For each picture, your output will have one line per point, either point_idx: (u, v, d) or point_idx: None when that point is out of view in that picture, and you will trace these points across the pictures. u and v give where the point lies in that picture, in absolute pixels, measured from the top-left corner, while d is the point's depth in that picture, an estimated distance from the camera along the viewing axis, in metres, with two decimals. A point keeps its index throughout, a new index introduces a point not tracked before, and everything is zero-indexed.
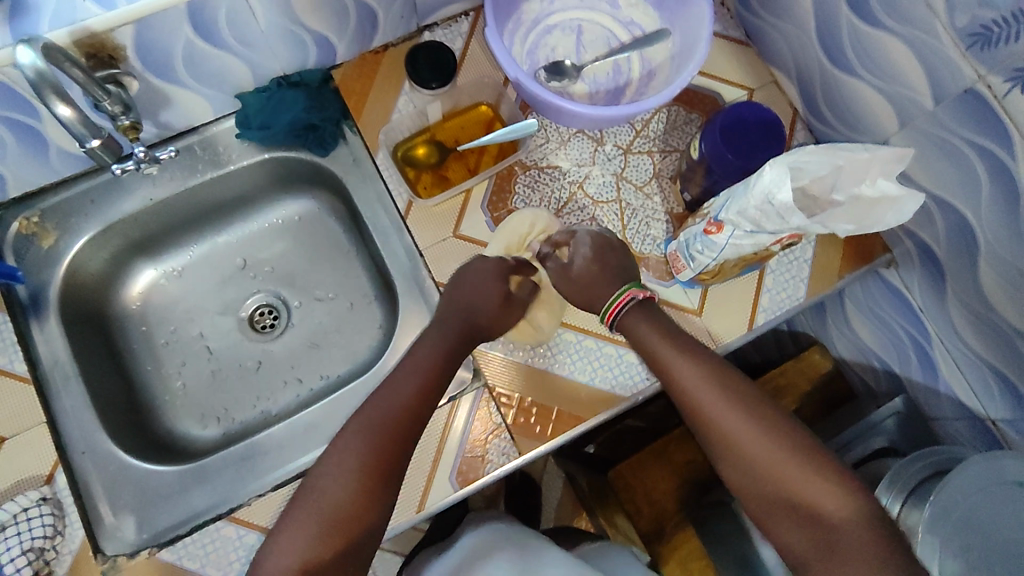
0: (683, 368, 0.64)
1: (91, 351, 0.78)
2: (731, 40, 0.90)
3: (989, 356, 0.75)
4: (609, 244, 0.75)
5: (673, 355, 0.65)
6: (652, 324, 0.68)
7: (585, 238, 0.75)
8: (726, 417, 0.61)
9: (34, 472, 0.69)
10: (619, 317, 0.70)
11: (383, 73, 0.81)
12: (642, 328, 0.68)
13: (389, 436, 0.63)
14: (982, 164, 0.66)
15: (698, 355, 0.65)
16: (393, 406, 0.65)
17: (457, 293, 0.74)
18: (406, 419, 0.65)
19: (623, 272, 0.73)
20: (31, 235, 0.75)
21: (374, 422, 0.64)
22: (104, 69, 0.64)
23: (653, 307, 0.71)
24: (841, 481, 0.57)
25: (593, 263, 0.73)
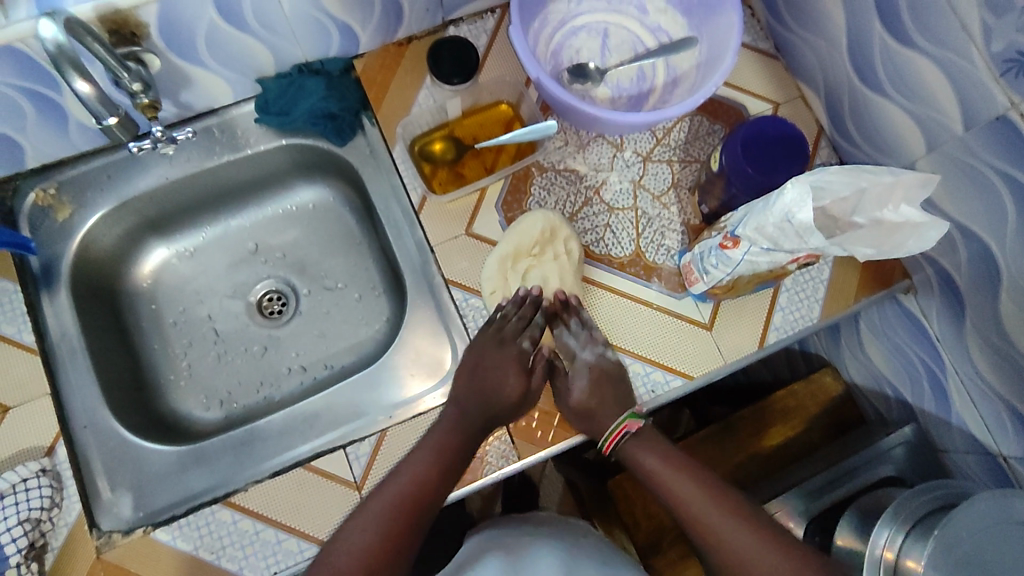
0: (678, 484, 0.67)
1: (99, 326, 0.78)
2: (759, 51, 0.89)
3: (1004, 390, 0.73)
4: (613, 373, 0.73)
5: (663, 471, 0.68)
6: (650, 447, 0.71)
7: (583, 367, 0.73)
8: (723, 530, 0.63)
9: (35, 443, 0.69)
10: (618, 447, 0.71)
11: (405, 65, 0.80)
12: (645, 453, 0.70)
13: (408, 509, 0.65)
14: (1009, 195, 0.64)
15: (691, 471, 0.69)
16: (414, 474, 0.67)
17: (477, 374, 0.72)
18: (425, 489, 0.66)
19: (625, 400, 0.72)
20: (47, 208, 0.76)
21: (393, 494, 0.65)
22: (125, 46, 0.64)
23: (650, 434, 0.72)
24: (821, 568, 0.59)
25: (593, 397, 0.71)
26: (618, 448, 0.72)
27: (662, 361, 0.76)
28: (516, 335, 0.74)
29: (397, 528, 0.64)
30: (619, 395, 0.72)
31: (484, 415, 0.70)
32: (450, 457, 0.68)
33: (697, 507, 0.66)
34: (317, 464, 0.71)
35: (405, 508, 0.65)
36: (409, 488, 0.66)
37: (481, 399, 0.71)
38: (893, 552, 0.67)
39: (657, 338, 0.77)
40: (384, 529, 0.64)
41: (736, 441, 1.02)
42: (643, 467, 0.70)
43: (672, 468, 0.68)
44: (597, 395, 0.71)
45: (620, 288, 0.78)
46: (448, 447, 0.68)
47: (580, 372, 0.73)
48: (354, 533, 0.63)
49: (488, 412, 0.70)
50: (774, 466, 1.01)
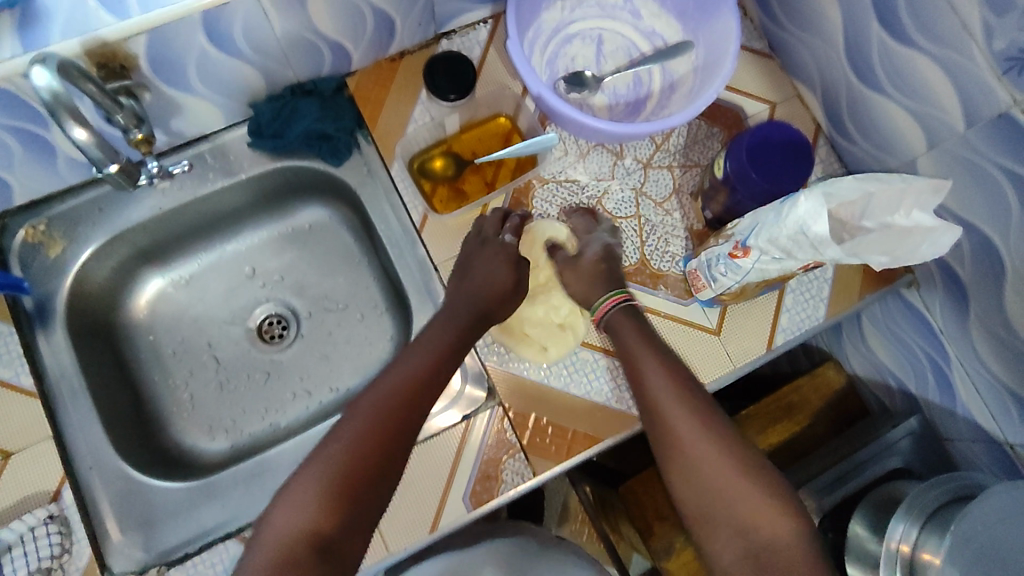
0: (656, 375, 0.65)
1: (98, 362, 0.76)
2: (755, 52, 0.88)
3: (1009, 380, 0.74)
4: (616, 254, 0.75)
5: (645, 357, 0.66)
6: (637, 324, 0.70)
7: (598, 240, 0.76)
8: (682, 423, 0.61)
9: (40, 489, 0.67)
10: (609, 315, 0.71)
11: (399, 82, 0.79)
12: (625, 326, 0.70)
13: (398, 406, 0.61)
14: (1011, 189, 0.65)
15: (671, 364, 0.66)
16: (403, 376, 0.63)
17: (463, 283, 0.72)
18: (419, 390, 0.63)
19: (617, 276, 0.74)
20: (37, 244, 0.74)
21: (383, 391, 0.62)
22: (116, 80, 0.62)
23: (641, 316, 0.72)
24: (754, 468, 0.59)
25: (603, 261, 0.74)
26: (606, 317, 0.71)
27: None
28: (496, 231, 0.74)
29: (389, 430, 0.60)
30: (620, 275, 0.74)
31: (473, 308, 0.69)
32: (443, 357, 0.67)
33: (664, 405, 0.63)
34: None
35: (389, 419, 0.60)
36: (400, 383, 0.63)
37: (468, 296, 0.70)
38: (910, 546, 0.69)
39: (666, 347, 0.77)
40: (373, 433, 0.59)
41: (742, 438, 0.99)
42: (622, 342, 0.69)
43: (652, 354, 0.66)
44: (606, 265, 0.74)
45: None
46: (441, 345, 0.67)
47: (594, 242, 0.76)
48: (347, 425, 0.59)
49: (479, 307, 0.70)
50: (782, 465, 0.99)
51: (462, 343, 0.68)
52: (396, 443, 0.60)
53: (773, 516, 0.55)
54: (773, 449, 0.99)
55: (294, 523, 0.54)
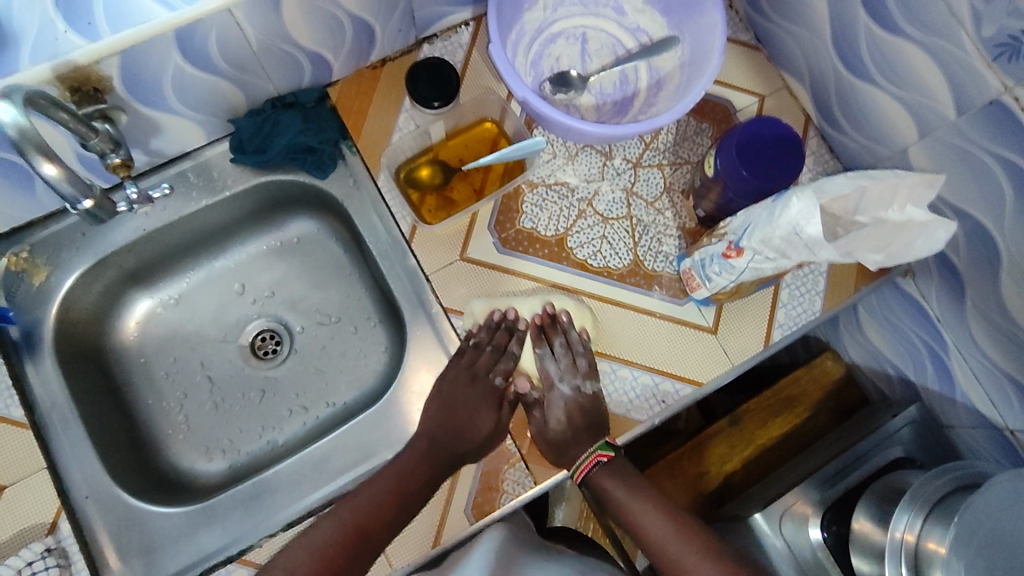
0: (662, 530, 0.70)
1: (89, 388, 0.75)
2: (741, 43, 0.87)
3: (1007, 366, 0.74)
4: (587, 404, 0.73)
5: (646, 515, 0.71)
6: (623, 477, 0.73)
7: (559, 399, 0.74)
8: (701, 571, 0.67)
9: (36, 520, 0.66)
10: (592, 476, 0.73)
11: (382, 90, 0.78)
12: (614, 484, 0.73)
13: (351, 536, 0.67)
14: (1005, 176, 0.64)
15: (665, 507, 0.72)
16: (361, 504, 0.68)
17: (445, 412, 0.73)
18: (380, 511, 0.68)
19: (597, 426, 0.73)
20: (21, 272, 0.72)
21: (348, 513, 0.67)
22: (91, 104, 0.60)
23: (622, 465, 0.74)
24: None
25: (568, 429, 0.72)
26: (587, 478, 0.73)
27: (672, 370, 0.75)
28: (489, 368, 0.76)
29: (340, 553, 0.66)
30: (595, 425, 0.73)
31: (451, 452, 0.71)
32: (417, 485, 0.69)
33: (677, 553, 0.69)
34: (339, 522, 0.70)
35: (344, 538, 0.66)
36: (376, 495, 0.68)
37: (450, 431, 0.72)
38: (915, 535, 0.69)
39: (664, 347, 0.76)
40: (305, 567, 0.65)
41: (744, 434, 0.98)
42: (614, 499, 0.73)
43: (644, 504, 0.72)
44: (572, 427, 0.73)
45: (621, 299, 0.77)
46: (408, 475, 0.70)
47: (556, 401, 0.74)
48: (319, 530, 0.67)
49: (453, 450, 0.71)
50: (782, 459, 0.97)
51: (437, 475, 0.71)
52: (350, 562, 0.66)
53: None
54: (773, 443, 0.98)
55: None
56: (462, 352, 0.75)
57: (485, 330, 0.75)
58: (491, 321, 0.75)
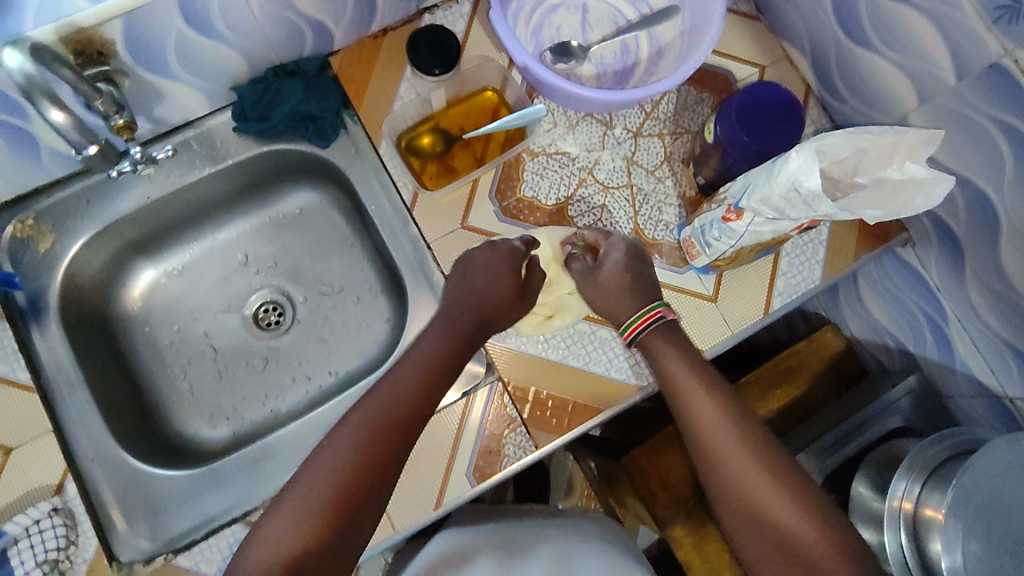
0: (701, 403, 0.64)
1: (94, 356, 0.76)
2: (742, 14, 0.87)
3: (1006, 333, 0.74)
4: (639, 257, 0.73)
5: (689, 387, 0.65)
6: (677, 350, 0.68)
7: (618, 245, 0.73)
8: (732, 453, 0.61)
9: (43, 482, 0.67)
10: (643, 339, 0.69)
11: (383, 59, 0.78)
12: (666, 354, 0.68)
13: (387, 429, 0.60)
14: (1004, 141, 0.64)
15: (724, 399, 0.65)
16: (390, 397, 0.62)
17: (465, 282, 0.71)
18: (412, 407, 0.62)
19: (652, 289, 0.72)
20: (27, 239, 0.73)
21: (373, 410, 0.61)
22: (93, 66, 0.61)
23: (676, 334, 0.70)
24: (805, 500, 0.58)
25: (625, 274, 0.71)
26: (641, 342, 0.69)
27: None
28: (522, 258, 0.75)
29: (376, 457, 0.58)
30: (643, 283, 0.72)
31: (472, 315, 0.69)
32: (437, 374, 0.65)
33: (712, 434, 0.63)
34: None
35: (380, 433, 0.60)
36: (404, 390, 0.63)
37: (469, 303, 0.69)
38: (913, 503, 0.70)
39: None
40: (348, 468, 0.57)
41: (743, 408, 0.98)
42: (666, 373, 0.67)
43: (695, 380, 0.66)
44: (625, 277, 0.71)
45: None
46: (433, 370, 0.65)
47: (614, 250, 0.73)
48: (340, 445, 0.58)
49: (478, 318, 0.69)
50: (783, 429, 0.99)
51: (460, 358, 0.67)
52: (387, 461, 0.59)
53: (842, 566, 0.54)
54: (774, 415, 0.99)
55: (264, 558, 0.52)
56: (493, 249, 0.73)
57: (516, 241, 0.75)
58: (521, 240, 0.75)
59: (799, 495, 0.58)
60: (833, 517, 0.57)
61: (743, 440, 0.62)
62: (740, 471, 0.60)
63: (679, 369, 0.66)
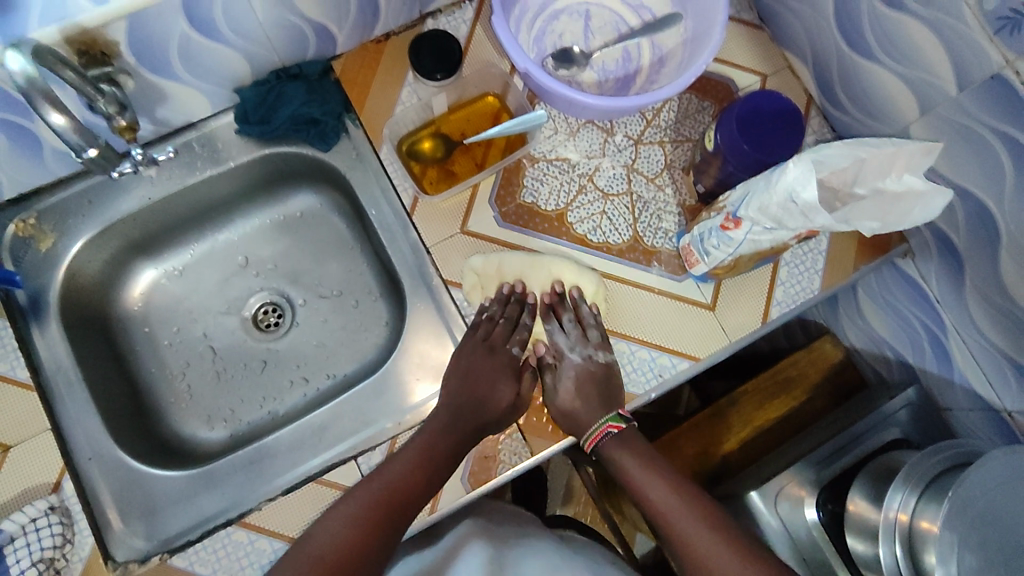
0: (658, 488, 0.69)
1: (93, 354, 0.76)
2: (744, 23, 0.87)
3: (1006, 346, 0.74)
4: (597, 372, 0.73)
5: (643, 476, 0.70)
6: (631, 447, 0.72)
7: (569, 368, 0.74)
8: (696, 538, 0.64)
9: (41, 480, 0.67)
10: (597, 446, 0.73)
11: (385, 63, 0.78)
12: (620, 455, 0.72)
13: (384, 505, 0.64)
14: (1006, 152, 0.64)
15: (673, 478, 0.70)
16: (391, 479, 0.66)
17: (467, 383, 0.73)
18: (408, 484, 0.66)
19: (608, 401, 0.72)
20: (28, 238, 0.73)
21: (375, 489, 0.65)
22: (97, 67, 0.62)
23: (630, 434, 0.74)
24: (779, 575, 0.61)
25: (578, 397, 0.72)
26: (598, 448, 0.73)
27: (668, 346, 0.76)
28: (505, 340, 0.76)
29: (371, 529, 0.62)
30: (605, 394, 0.73)
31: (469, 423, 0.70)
32: (439, 458, 0.68)
33: (675, 521, 0.66)
34: (330, 477, 0.70)
35: (374, 509, 0.63)
36: (405, 469, 0.67)
37: (472, 409, 0.71)
38: (908, 514, 0.69)
39: (662, 323, 0.77)
40: (345, 538, 0.61)
41: (741, 416, 0.99)
42: (623, 470, 0.72)
43: (650, 474, 0.70)
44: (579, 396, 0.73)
45: (621, 274, 0.78)
46: (431, 455, 0.68)
47: (567, 372, 0.74)
48: (338, 518, 0.62)
49: (479, 421, 0.70)
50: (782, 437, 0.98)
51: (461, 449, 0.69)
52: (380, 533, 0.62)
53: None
54: (772, 424, 0.99)
55: None
56: (476, 326, 0.75)
57: (497, 304, 0.75)
58: (501, 296, 0.75)
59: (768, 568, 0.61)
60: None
61: (701, 519, 0.65)
62: (707, 555, 0.63)
63: (637, 466, 0.71)
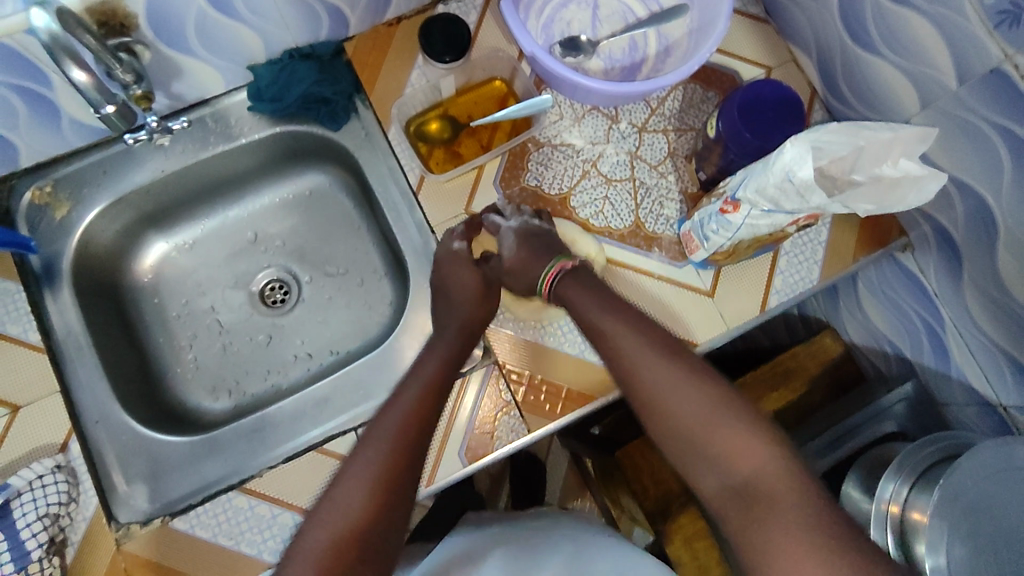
0: (621, 333, 0.63)
1: (103, 322, 0.78)
2: (750, 16, 0.88)
3: (1002, 341, 0.74)
4: (538, 229, 0.73)
5: (600, 316, 0.64)
6: (586, 287, 0.67)
7: (509, 232, 0.73)
8: (659, 377, 0.59)
9: (48, 441, 0.69)
10: (556, 288, 0.69)
11: (395, 46, 0.80)
12: (576, 291, 0.67)
13: (412, 422, 0.63)
14: (1004, 146, 0.65)
15: (637, 322, 0.64)
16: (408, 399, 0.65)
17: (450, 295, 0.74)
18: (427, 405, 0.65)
19: (552, 249, 0.71)
20: (44, 206, 0.75)
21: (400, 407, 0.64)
22: (116, 37, 0.64)
23: (588, 275, 0.69)
24: (742, 412, 0.56)
25: (522, 250, 0.71)
26: (556, 290, 0.69)
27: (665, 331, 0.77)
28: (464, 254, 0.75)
29: (409, 444, 0.61)
30: (550, 246, 0.71)
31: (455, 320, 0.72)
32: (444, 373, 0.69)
33: (639, 360, 0.61)
34: (330, 447, 0.71)
35: (412, 425, 0.63)
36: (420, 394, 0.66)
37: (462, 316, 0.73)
38: (900, 505, 0.69)
39: (661, 308, 0.78)
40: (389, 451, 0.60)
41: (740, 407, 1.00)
42: (578, 311, 0.66)
43: (607, 316, 0.64)
44: (523, 247, 0.71)
45: (622, 260, 0.79)
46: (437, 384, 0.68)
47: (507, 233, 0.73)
48: (373, 442, 0.61)
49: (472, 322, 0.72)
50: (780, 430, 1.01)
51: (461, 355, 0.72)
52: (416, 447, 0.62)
53: (761, 454, 0.53)
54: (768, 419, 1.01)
55: (323, 539, 0.54)
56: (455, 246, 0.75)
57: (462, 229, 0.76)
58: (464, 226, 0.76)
59: (729, 405, 0.56)
60: (775, 430, 0.55)
61: (666, 359, 0.60)
62: (670, 394, 0.58)
63: (592, 303, 0.65)
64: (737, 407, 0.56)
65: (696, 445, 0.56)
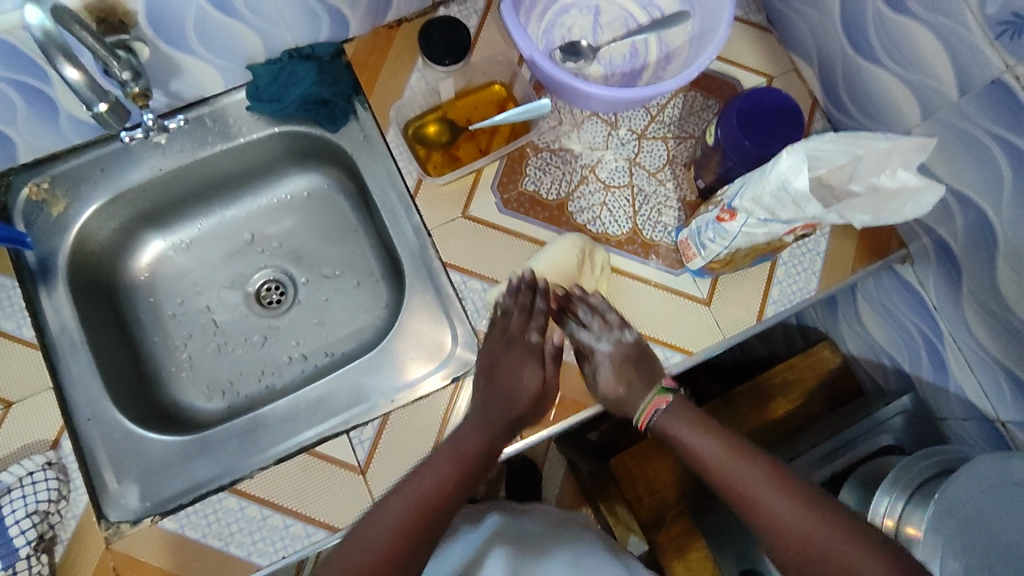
0: (726, 462, 0.65)
1: (98, 320, 0.78)
2: (752, 24, 0.88)
3: (1000, 355, 0.74)
4: (632, 352, 0.70)
5: (703, 446, 0.66)
6: (682, 417, 0.69)
7: (603, 358, 0.70)
8: (773, 509, 0.61)
9: (39, 437, 0.69)
10: (652, 422, 0.69)
11: (396, 49, 0.80)
12: (675, 424, 0.69)
13: (420, 513, 0.64)
14: (1004, 158, 0.64)
15: (738, 447, 0.66)
16: (426, 485, 0.65)
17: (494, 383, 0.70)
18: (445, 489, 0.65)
19: (652, 374, 0.70)
20: (41, 202, 0.76)
21: (415, 493, 0.65)
22: (114, 34, 0.64)
23: (681, 400, 0.70)
24: (863, 537, 0.58)
25: (620, 383, 0.69)
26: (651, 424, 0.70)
27: (657, 336, 0.76)
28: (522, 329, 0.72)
29: (409, 536, 0.63)
30: (643, 369, 0.70)
31: (507, 417, 0.69)
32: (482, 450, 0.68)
33: (749, 491, 0.63)
34: (320, 449, 0.71)
35: (417, 516, 0.64)
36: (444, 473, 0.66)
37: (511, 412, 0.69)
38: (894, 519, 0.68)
39: (657, 315, 0.77)
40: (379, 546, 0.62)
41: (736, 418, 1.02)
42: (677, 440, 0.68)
43: (710, 444, 0.66)
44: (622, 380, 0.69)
45: (618, 266, 0.78)
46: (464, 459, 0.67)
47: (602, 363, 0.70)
48: (371, 532, 0.63)
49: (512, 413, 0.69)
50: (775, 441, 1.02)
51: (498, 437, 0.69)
52: (415, 537, 0.64)
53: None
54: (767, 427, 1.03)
55: None
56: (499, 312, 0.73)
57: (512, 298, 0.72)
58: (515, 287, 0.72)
59: (847, 528, 0.59)
60: (903, 554, 0.56)
61: (775, 487, 0.62)
62: (787, 523, 0.60)
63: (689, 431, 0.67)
64: (861, 533, 0.58)
65: (826, 573, 0.58)
